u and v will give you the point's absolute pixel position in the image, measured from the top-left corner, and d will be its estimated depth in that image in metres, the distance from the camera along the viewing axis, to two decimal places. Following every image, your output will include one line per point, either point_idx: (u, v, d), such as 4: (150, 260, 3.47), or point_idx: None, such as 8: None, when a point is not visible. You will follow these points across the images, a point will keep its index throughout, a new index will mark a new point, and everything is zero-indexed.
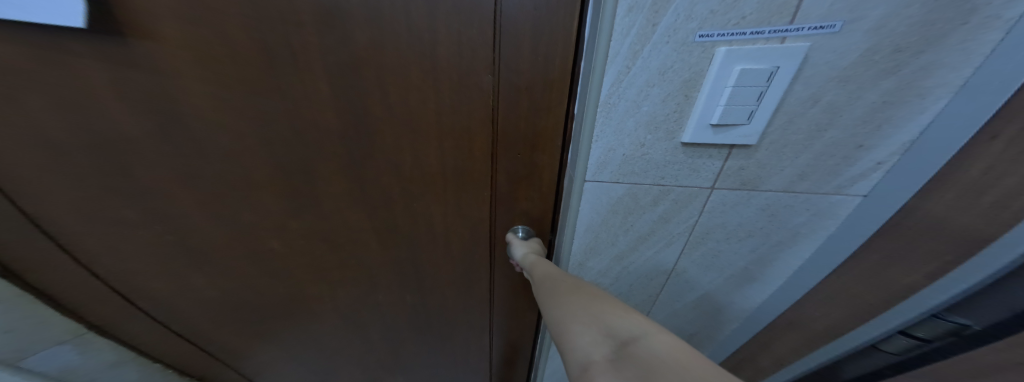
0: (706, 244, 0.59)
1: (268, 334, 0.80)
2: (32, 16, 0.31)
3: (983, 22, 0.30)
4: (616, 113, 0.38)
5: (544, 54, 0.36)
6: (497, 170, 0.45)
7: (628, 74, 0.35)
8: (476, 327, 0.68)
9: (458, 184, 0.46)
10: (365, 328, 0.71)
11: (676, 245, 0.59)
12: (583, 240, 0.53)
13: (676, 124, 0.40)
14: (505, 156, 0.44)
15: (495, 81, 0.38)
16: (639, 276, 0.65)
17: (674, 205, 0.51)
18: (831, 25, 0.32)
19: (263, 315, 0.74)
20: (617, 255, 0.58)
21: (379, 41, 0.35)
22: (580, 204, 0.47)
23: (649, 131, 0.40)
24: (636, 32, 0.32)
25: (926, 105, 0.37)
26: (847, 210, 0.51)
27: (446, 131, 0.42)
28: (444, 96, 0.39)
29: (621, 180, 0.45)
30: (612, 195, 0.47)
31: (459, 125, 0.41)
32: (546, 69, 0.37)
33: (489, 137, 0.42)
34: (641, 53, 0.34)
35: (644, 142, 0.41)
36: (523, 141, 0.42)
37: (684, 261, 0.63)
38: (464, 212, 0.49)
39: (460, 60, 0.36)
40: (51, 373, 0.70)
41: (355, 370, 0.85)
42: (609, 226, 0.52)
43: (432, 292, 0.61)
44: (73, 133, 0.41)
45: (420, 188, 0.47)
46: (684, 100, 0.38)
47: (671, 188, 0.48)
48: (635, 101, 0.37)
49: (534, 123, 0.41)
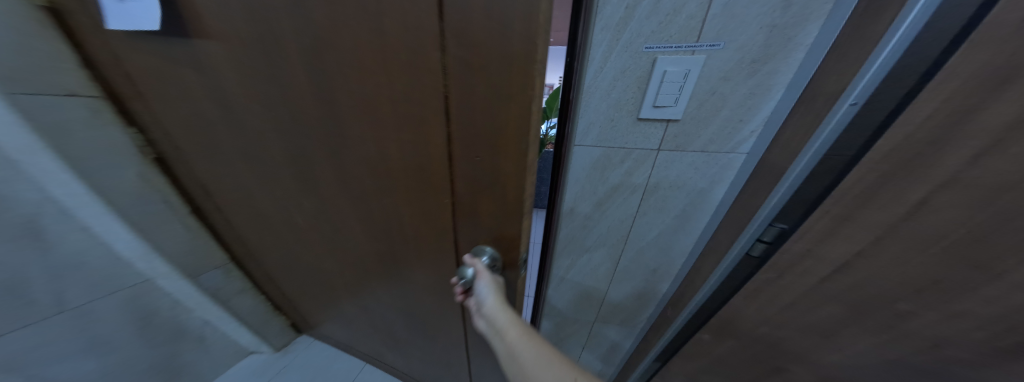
0: (655, 201, 0.50)
1: (304, 298, 0.93)
2: (139, 25, 0.41)
3: (796, 45, 0.35)
4: (595, 99, 0.43)
5: (500, 21, 0.26)
6: (456, 172, 0.37)
7: (600, 72, 0.41)
8: (456, 339, 0.64)
9: (420, 182, 0.41)
10: (369, 309, 0.76)
11: (633, 208, 0.51)
12: (571, 191, 0.52)
13: (620, 117, 0.43)
14: (463, 156, 0.35)
15: (446, 58, 0.30)
16: (592, 246, 0.58)
17: (636, 162, 0.47)
18: (717, 44, 0.36)
19: (297, 282, 0.86)
20: (590, 212, 0.54)
21: (332, 15, 0.32)
22: (573, 170, 0.50)
23: (614, 111, 0.43)
24: (604, 46, 0.39)
25: (767, 103, 0.38)
26: (731, 172, 0.45)
27: (403, 125, 0.36)
28: (396, 78, 0.33)
29: (599, 144, 0.46)
30: (591, 160, 0.48)
31: (412, 113, 0.35)
32: (505, 42, 0.27)
33: (443, 131, 0.34)
34: (609, 58, 0.40)
35: (615, 118, 0.44)
36: (481, 138, 0.33)
37: (633, 232, 0.54)
38: (427, 211, 0.43)
39: (410, 36, 0.30)
40: (210, 289, 0.84)
41: (366, 341, 0.94)
42: (590, 182, 0.50)
43: (411, 293, 0.60)
44: (177, 117, 0.54)
45: (387, 181, 0.43)
46: (637, 92, 0.41)
47: (629, 151, 0.46)
48: (606, 90, 0.42)
49: (490, 116, 0.31)
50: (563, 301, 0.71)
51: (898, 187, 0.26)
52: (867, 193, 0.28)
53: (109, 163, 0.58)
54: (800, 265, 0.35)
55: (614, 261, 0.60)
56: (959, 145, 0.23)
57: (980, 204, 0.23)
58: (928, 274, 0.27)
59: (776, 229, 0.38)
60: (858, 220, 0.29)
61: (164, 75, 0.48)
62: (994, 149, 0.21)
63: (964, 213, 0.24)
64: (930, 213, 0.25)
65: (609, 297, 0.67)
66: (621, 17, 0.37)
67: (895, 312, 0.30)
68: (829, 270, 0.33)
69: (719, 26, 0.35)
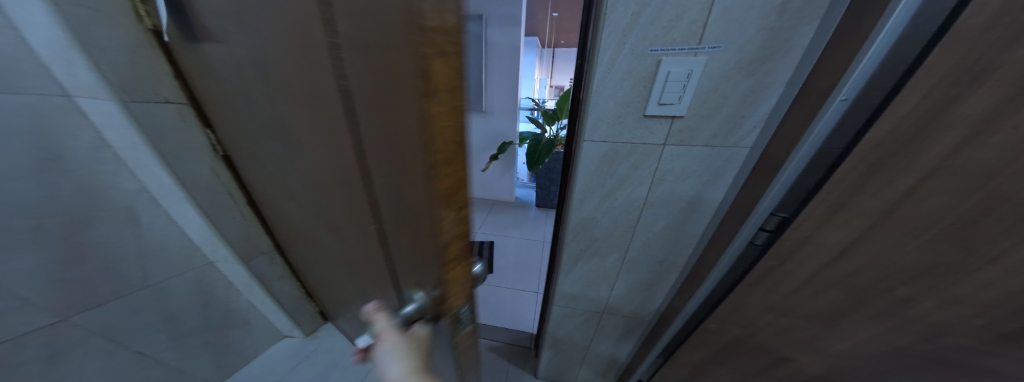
0: (661, 196, 0.47)
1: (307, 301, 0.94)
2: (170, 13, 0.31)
3: (793, 44, 0.33)
4: (603, 99, 0.41)
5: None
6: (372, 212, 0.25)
7: (606, 75, 0.40)
8: None
9: (346, 217, 0.30)
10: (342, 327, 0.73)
11: (640, 201, 0.49)
12: (581, 183, 0.49)
13: (625, 116, 0.42)
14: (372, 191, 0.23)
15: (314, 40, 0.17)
16: (596, 241, 0.56)
17: (642, 160, 0.45)
18: (718, 45, 0.35)
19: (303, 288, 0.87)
20: (598, 207, 0.51)
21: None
22: (580, 166, 0.48)
23: (619, 111, 0.42)
24: (611, 49, 0.38)
25: (766, 104, 0.37)
26: (730, 172, 0.42)
27: (296, 112, 0.24)
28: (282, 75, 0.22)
29: (607, 140, 0.44)
30: (601, 157, 0.46)
31: (310, 124, 0.24)
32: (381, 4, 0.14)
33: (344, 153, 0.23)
34: (614, 62, 0.38)
35: (621, 116, 0.42)
36: (389, 169, 0.21)
37: (639, 228, 0.52)
38: (362, 248, 0.33)
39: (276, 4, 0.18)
40: (258, 270, 0.69)
41: None
42: (597, 177, 0.48)
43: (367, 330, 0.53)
44: None
45: (319, 208, 0.34)
46: (639, 93, 0.40)
47: (637, 145, 0.44)
48: (612, 90, 0.40)
49: (391, 136, 0.19)
50: (566, 301, 0.69)
51: (880, 185, 0.25)
52: (858, 179, 0.27)
53: (187, 157, 0.48)
54: (790, 265, 0.33)
55: (619, 257, 0.57)
56: (947, 128, 0.21)
57: (968, 192, 0.21)
58: (913, 268, 0.25)
59: (778, 219, 0.35)
60: (850, 208, 0.28)
61: None
62: (985, 132, 0.20)
63: (950, 201, 0.22)
64: (913, 206, 0.24)
65: (616, 297, 0.65)
66: (628, 22, 0.36)
67: (881, 311, 0.28)
68: (818, 264, 0.31)
69: (722, 26, 0.34)
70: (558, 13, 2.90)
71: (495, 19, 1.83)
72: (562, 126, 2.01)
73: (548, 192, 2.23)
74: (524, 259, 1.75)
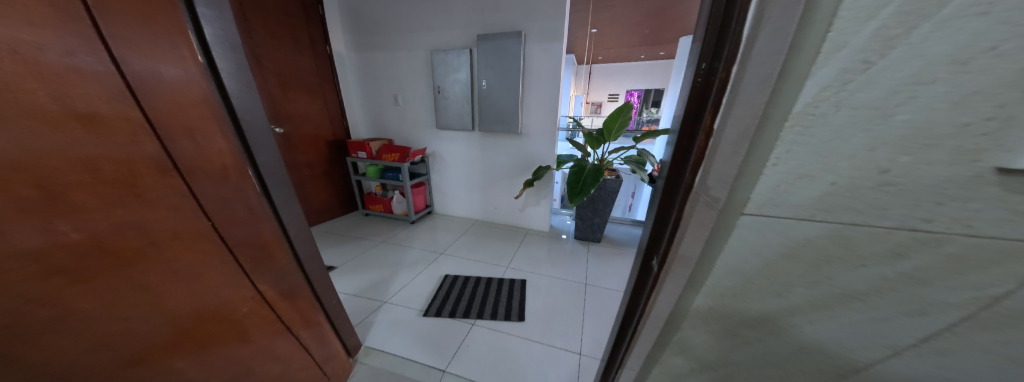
0: (981, 347, 0.20)
1: (332, 338, 0.83)
2: None
3: None
4: (825, 134, 0.18)
5: None
6: None
7: (867, 73, 0.16)
8: None
9: None
10: None
11: (890, 340, 0.23)
12: (734, 280, 0.26)
13: (914, 168, 0.17)
14: None
15: None
16: (735, 368, 0.32)
17: (951, 272, 0.18)
18: None
19: (309, 333, 0.73)
20: (765, 320, 0.27)
21: None
22: (734, 253, 0.24)
23: (896, 157, 0.17)
24: (877, 21, 0.15)
25: None
26: None
27: None
28: None
29: (828, 217, 0.20)
30: (794, 246, 0.22)
31: None
32: None
33: None
34: (896, 46, 0.15)
35: (893, 166, 0.17)
36: None
37: (867, 379, 0.25)
38: None
39: None
40: (256, 311, 0.58)
41: None
42: (782, 278, 0.24)
43: None
44: (235, 143, 0.50)
45: None
46: (1007, 112, 0.15)
47: (949, 236, 0.18)
48: (864, 110, 0.17)
49: None
50: None
51: None
52: None
53: None
54: None
55: None
56: None
57: None
58: None
59: None
60: None
61: (179, 89, 0.41)
62: None
63: None
64: None
65: None
66: None
67: None
68: None
69: None
70: (597, 30, 2.73)
71: (536, 35, 1.69)
72: (608, 150, 1.76)
73: (589, 224, 1.95)
74: (559, 304, 1.46)
